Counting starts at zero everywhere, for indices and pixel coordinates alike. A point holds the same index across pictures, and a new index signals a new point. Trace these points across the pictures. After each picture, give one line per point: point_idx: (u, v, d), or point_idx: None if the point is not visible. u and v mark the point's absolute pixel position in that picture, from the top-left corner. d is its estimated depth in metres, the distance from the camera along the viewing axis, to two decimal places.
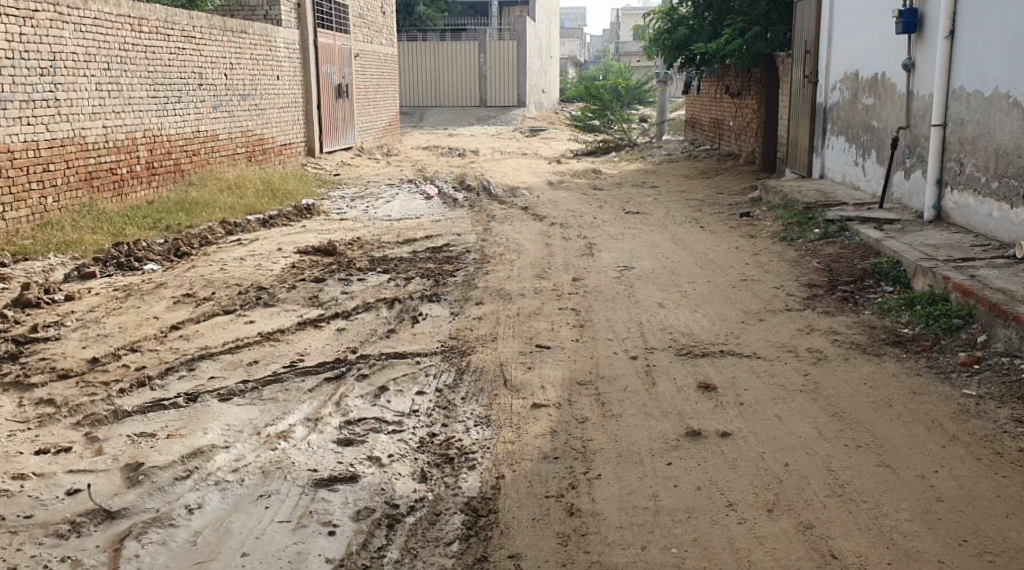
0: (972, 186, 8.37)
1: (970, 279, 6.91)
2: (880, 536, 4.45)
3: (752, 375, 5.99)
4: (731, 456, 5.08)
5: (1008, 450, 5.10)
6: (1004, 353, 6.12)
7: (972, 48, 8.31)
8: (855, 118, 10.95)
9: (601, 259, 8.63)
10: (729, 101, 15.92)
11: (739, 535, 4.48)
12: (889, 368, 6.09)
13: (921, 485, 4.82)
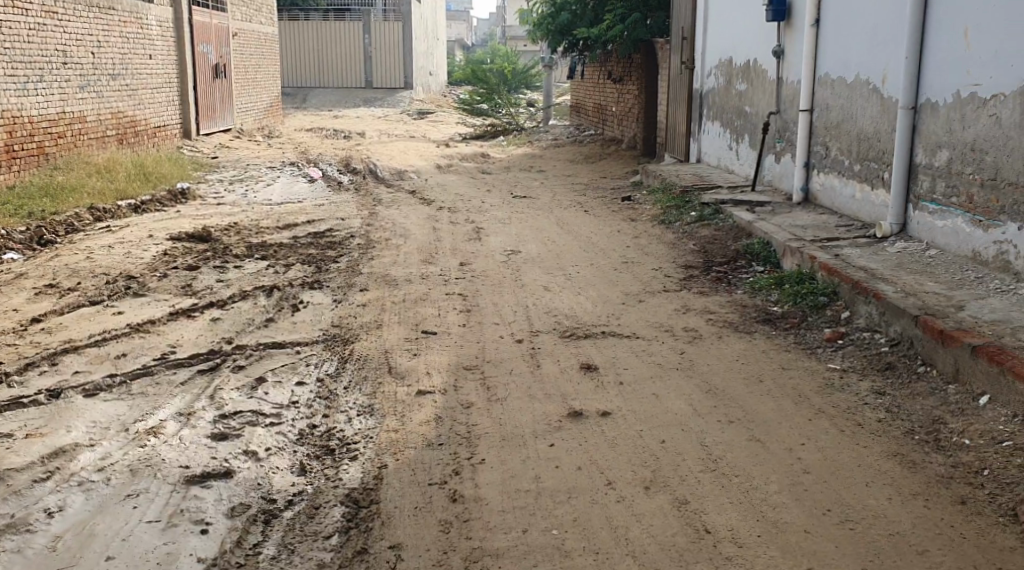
0: (836, 169, 8.59)
1: (834, 257, 7.07)
2: (752, 508, 4.49)
3: (632, 355, 6.01)
4: (611, 436, 5.07)
5: (868, 420, 5.22)
6: (866, 328, 6.28)
7: (836, 34, 8.51)
8: (729, 103, 11.13)
9: (488, 243, 8.54)
10: (612, 86, 16.02)
11: (617, 513, 4.47)
12: (759, 345, 6.18)
13: (789, 457, 4.89)
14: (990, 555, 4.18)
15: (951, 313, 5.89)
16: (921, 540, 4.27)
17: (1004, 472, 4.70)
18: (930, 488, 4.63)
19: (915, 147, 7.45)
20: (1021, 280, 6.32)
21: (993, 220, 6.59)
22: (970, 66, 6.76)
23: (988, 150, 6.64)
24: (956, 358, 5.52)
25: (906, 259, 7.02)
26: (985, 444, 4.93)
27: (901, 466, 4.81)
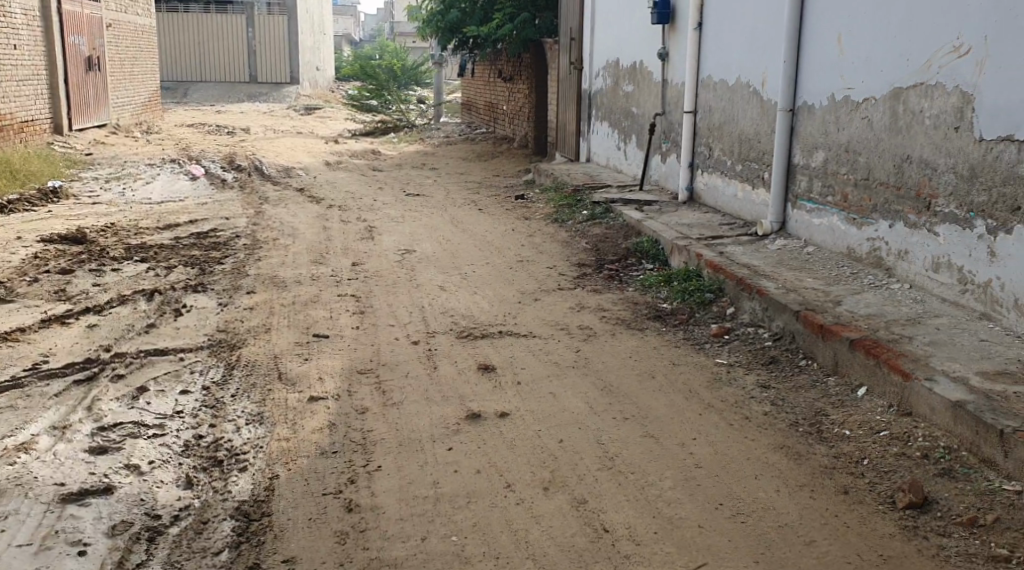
0: (719, 169, 8.66)
1: (719, 255, 7.12)
2: (647, 505, 4.43)
3: (528, 354, 5.91)
4: (509, 437, 4.96)
5: (755, 413, 5.22)
6: (750, 324, 6.31)
7: (718, 36, 8.57)
8: (616, 103, 11.16)
9: (381, 243, 8.33)
10: (502, 85, 15.97)
11: (516, 516, 4.35)
12: (651, 342, 6.14)
13: (682, 453, 4.85)
14: (872, 542, 4.19)
15: (830, 308, 5.95)
16: (808, 531, 4.26)
17: (883, 461, 4.73)
18: (815, 478, 4.63)
19: (792, 148, 7.54)
20: (892, 275, 6.45)
21: (866, 219, 6.73)
22: (844, 71, 6.88)
23: (862, 152, 6.76)
24: (835, 351, 5.57)
25: (787, 256, 7.11)
26: (863, 434, 4.95)
27: (787, 457, 4.80)
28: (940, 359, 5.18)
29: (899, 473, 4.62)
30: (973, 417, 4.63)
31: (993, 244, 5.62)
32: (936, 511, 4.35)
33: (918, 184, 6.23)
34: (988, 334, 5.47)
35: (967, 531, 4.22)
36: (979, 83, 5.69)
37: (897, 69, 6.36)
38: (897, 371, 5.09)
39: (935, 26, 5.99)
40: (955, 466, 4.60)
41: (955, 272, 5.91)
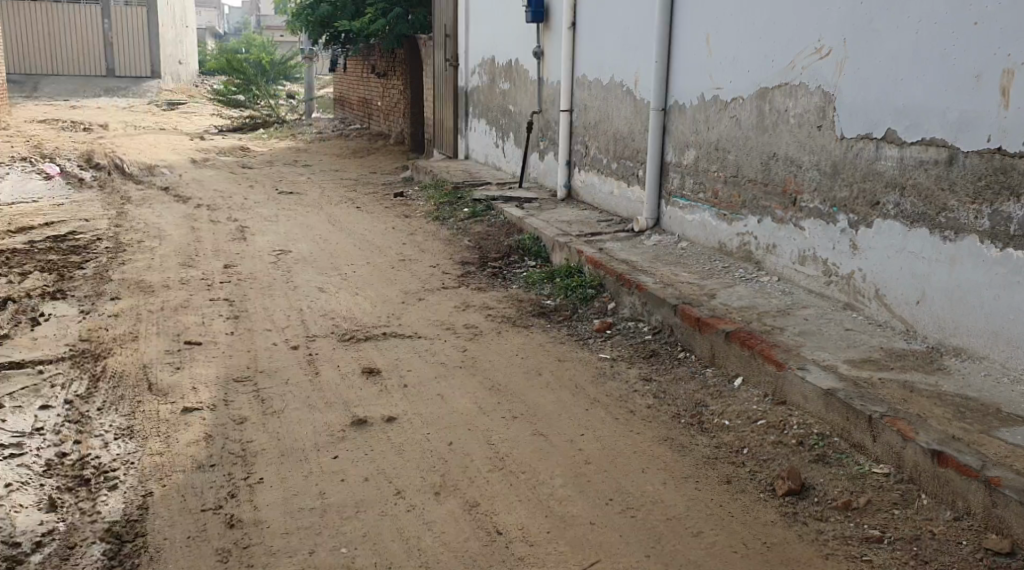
0: (595, 166, 8.62)
1: (599, 251, 7.01)
2: (539, 505, 4.26)
3: (415, 356, 5.70)
4: (397, 442, 4.73)
5: (639, 407, 5.06)
6: (630, 318, 6.18)
7: (591, 35, 8.51)
8: (493, 102, 11.06)
9: (255, 243, 7.99)
10: (376, 81, 15.69)
11: (407, 523, 4.14)
12: (536, 339, 5.97)
13: (571, 449, 4.68)
14: (755, 530, 4.06)
15: (705, 301, 5.84)
16: (695, 522, 4.12)
17: (761, 449, 4.58)
18: (699, 469, 4.48)
19: (665, 146, 7.47)
20: (762, 269, 6.40)
21: (736, 214, 6.67)
22: (712, 71, 6.81)
23: (731, 149, 6.68)
24: (711, 344, 5.42)
25: (661, 251, 7.06)
26: (742, 424, 4.80)
27: (671, 449, 4.65)
28: (810, 348, 5.08)
29: (777, 461, 4.48)
30: (843, 404, 4.50)
31: (855, 237, 5.56)
32: (813, 496, 4.23)
33: (784, 180, 6.14)
34: (854, 323, 5.41)
35: (843, 515, 4.10)
36: (840, 83, 5.61)
37: (762, 69, 6.28)
38: (771, 361, 4.95)
39: (797, 26, 5.92)
40: (828, 451, 4.46)
41: (820, 264, 5.86)
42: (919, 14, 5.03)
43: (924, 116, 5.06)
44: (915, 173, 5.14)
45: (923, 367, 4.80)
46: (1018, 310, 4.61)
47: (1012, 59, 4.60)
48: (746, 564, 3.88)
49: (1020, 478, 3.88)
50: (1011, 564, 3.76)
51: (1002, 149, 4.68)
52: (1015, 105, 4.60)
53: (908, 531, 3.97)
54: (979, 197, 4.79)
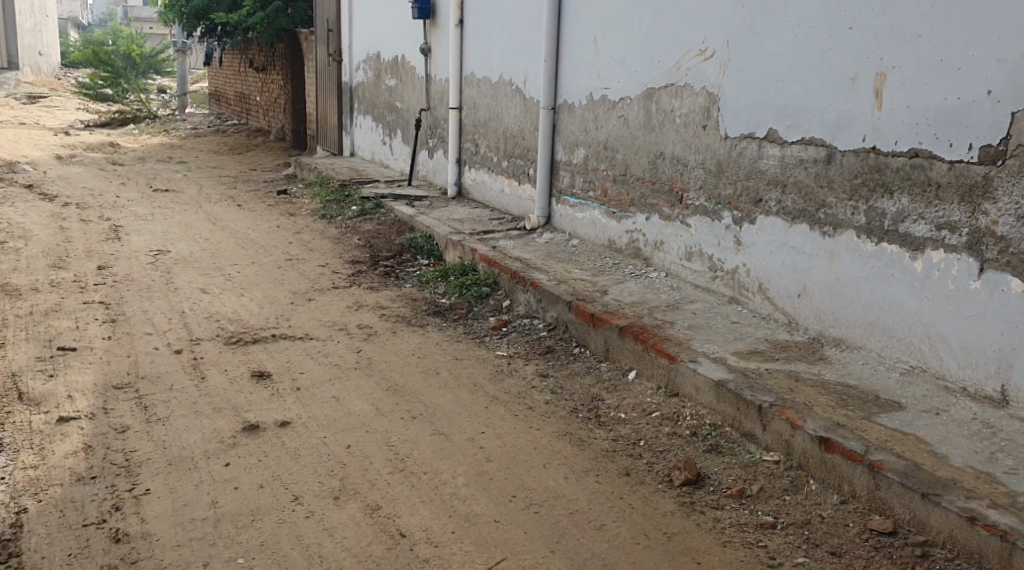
0: (485, 165, 8.63)
1: (492, 249, 7.01)
2: (442, 505, 4.15)
3: (307, 358, 5.58)
4: (291, 447, 4.59)
5: (538, 403, 5.03)
6: (525, 315, 6.19)
7: (479, 32, 8.52)
8: (377, 98, 10.96)
9: (130, 243, 7.73)
10: (254, 75, 15.41)
11: (307, 530, 4.01)
12: (432, 338, 5.93)
13: (472, 447, 4.60)
14: (656, 521, 3.99)
15: (599, 297, 5.89)
16: (598, 515, 4.05)
17: (657, 441, 4.58)
18: (598, 462, 4.43)
19: (555, 145, 7.51)
20: (651, 265, 6.51)
21: (624, 212, 6.76)
22: (600, 71, 6.89)
23: (619, 149, 6.76)
24: (605, 339, 5.47)
25: (552, 249, 7.11)
26: (637, 416, 4.82)
27: (569, 444, 4.60)
28: (701, 341, 5.16)
29: (673, 451, 4.48)
30: (733, 394, 4.53)
31: (739, 234, 5.70)
32: (709, 485, 4.20)
33: (671, 179, 6.26)
34: (739, 316, 5.55)
35: (737, 502, 4.07)
36: (724, 85, 5.75)
37: (649, 68, 6.38)
38: (664, 355, 5.00)
39: (683, 28, 6.03)
40: (720, 441, 4.49)
41: (705, 260, 6.00)
42: (799, 18, 5.16)
43: (804, 116, 5.19)
44: (795, 171, 5.27)
45: (805, 358, 4.91)
46: (892, 302, 4.73)
47: (885, 63, 4.71)
48: (649, 555, 3.81)
49: (901, 461, 3.87)
50: (895, 542, 3.72)
51: (876, 148, 4.79)
52: (887, 107, 4.71)
53: (799, 515, 3.95)
54: (855, 195, 4.90)
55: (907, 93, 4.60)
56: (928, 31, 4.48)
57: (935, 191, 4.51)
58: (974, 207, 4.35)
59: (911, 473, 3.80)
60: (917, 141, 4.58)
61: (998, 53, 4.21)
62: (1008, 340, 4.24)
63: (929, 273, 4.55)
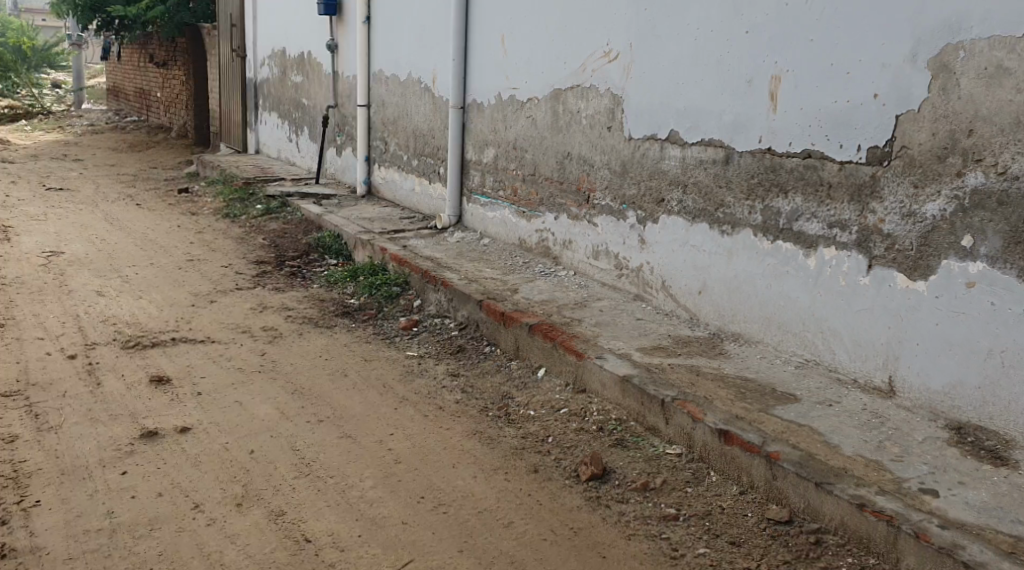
0: (395, 163, 8.64)
1: (402, 248, 7.04)
2: (349, 508, 4.14)
3: (209, 361, 5.53)
4: (192, 453, 4.53)
5: (447, 403, 5.07)
6: (436, 315, 6.22)
7: (387, 30, 8.51)
8: (284, 95, 10.87)
9: (23, 245, 7.55)
10: (154, 70, 15.12)
11: (208, 538, 3.96)
12: (340, 339, 5.93)
13: (380, 449, 4.60)
14: (563, 517, 4.07)
15: (508, 296, 5.96)
16: (506, 513, 4.10)
17: (565, 437, 4.66)
18: (506, 460, 4.48)
19: (465, 144, 7.56)
20: (560, 263, 6.60)
21: (534, 211, 6.84)
22: (508, 71, 6.96)
23: (527, 148, 6.84)
24: (515, 337, 5.54)
25: (463, 248, 7.16)
26: (546, 413, 4.90)
27: (478, 443, 4.65)
28: (608, 338, 5.27)
29: (580, 447, 4.56)
30: (638, 389, 4.64)
31: (644, 233, 5.82)
32: (614, 480, 4.29)
33: (578, 178, 6.35)
34: (644, 313, 5.67)
35: (641, 496, 4.17)
36: (627, 86, 5.86)
37: (556, 69, 6.47)
38: (572, 352, 5.09)
39: (588, 29, 6.13)
40: (625, 436, 4.59)
41: (612, 258, 6.11)
42: (698, 21, 5.29)
43: (704, 117, 5.33)
44: (696, 172, 5.40)
45: (707, 353, 5.04)
46: (788, 297, 4.89)
47: (779, 67, 4.86)
48: (556, 551, 3.87)
49: (797, 452, 4.01)
50: (790, 531, 3.86)
51: (771, 149, 4.94)
52: (782, 110, 4.86)
53: (700, 506, 4.06)
54: (752, 194, 5.05)
55: (800, 96, 4.76)
56: (819, 36, 4.64)
57: (827, 191, 4.67)
58: (862, 206, 4.52)
59: (806, 463, 3.94)
60: (809, 142, 4.73)
61: (882, 58, 4.37)
62: (895, 334, 4.42)
63: (822, 269, 4.71)
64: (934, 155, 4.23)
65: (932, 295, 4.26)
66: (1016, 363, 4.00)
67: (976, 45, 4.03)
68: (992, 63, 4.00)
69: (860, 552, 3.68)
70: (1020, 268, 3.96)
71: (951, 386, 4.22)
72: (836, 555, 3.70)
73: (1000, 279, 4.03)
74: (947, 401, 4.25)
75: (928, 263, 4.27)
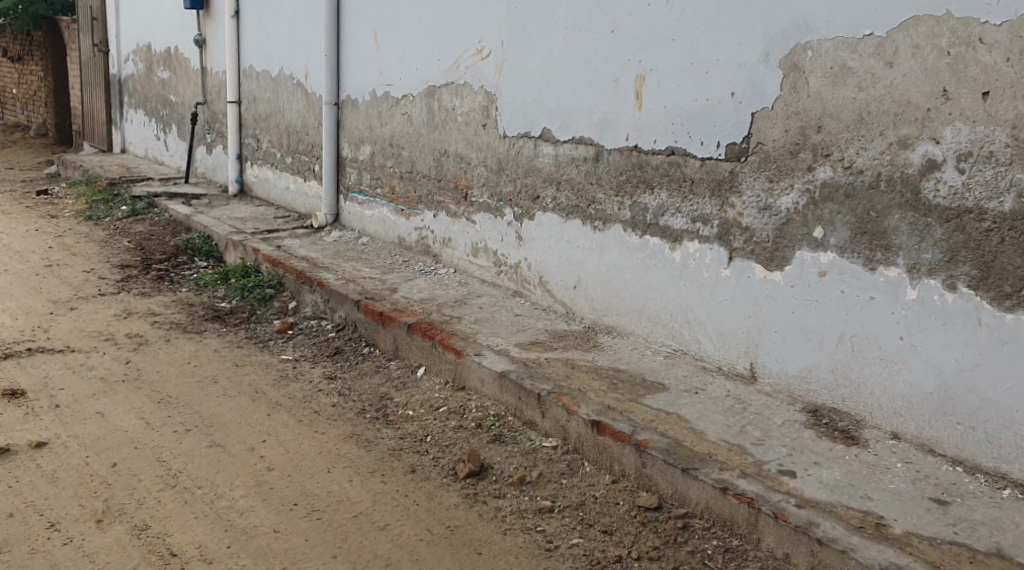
0: (269, 162, 8.54)
1: (276, 249, 6.97)
2: (217, 519, 4.05)
3: (68, 371, 5.38)
4: (49, 470, 4.37)
5: (323, 406, 5.06)
6: (312, 317, 6.19)
7: (257, 27, 8.39)
8: (150, 91, 10.60)
9: None
10: (10, 66, 14.55)
11: (65, 557, 3.80)
12: (210, 344, 5.85)
13: (252, 457, 4.54)
14: (439, 516, 4.10)
15: (386, 296, 5.97)
16: (382, 516, 4.10)
17: (443, 436, 4.71)
18: (383, 462, 4.50)
19: (341, 142, 7.53)
20: (440, 262, 6.64)
21: (412, 209, 6.86)
22: (382, 68, 6.96)
23: (404, 146, 6.85)
24: (393, 337, 5.56)
25: (340, 248, 7.13)
26: (424, 412, 4.94)
27: (355, 445, 4.65)
28: (486, 335, 5.33)
29: (459, 445, 4.61)
30: (514, 385, 4.72)
31: (520, 230, 5.90)
32: (491, 475, 4.36)
33: (455, 176, 6.40)
34: (522, 309, 5.76)
35: (518, 490, 4.25)
36: (500, 84, 5.94)
37: (429, 67, 6.50)
38: (450, 350, 5.14)
39: (460, 27, 6.19)
40: (503, 431, 4.66)
41: (490, 255, 6.18)
42: (566, 20, 5.40)
43: (573, 115, 5.43)
44: (568, 169, 5.51)
45: (581, 346, 5.16)
46: (656, 290, 5.04)
47: (643, 66, 5.00)
48: (432, 550, 3.89)
49: (664, 439, 4.15)
50: (659, 516, 3.98)
51: (638, 147, 5.07)
52: (646, 108, 5.00)
53: (574, 498, 4.16)
54: (621, 191, 5.18)
55: (664, 95, 4.91)
56: (680, 36, 4.79)
57: (690, 186, 4.82)
58: (723, 201, 4.69)
59: (673, 450, 4.08)
60: (673, 139, 4.88)
61: (738, 58, 4.53)
62: (755, 323, 4.60)
63: (687, 262, 4.87)
64: (786, 150, 4.41)
65: (788, 285, 4.45)
66: (864, 347, 4.21)
67: (823, 46, 4.21)
68: (836, 63, 4.18)
69: (725, 534, 3.83)
70: (866, 257, 4.17)
71: (807, 370, 4.42)
72: (702, 538, 3.84)
73: (848, 267, 4.23)
74: (803, 385, 4.45)
75: (784, 253, 4.46)
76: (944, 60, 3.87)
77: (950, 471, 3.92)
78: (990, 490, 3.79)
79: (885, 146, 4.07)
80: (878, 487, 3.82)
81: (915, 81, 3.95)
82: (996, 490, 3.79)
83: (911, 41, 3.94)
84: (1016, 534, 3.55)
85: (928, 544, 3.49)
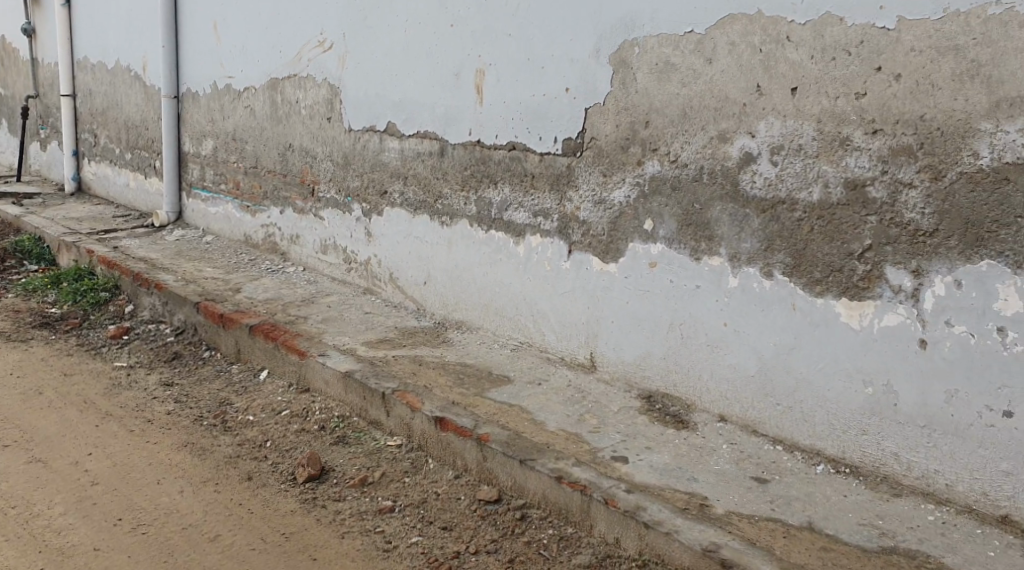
0: (107, 158, 8.25)
1: (112, 251, 6.74)
2: (32, 540, 3.89)
3: None
4: None
5: (158, 415, 4.93)
6: (149, 320, 6.02)
7: (90, 17, 8.08)
8: None
9: None
10: None
11: None
12: (37, 353, 5.62)
13: (75, 472, 4.38)
14: (273, 523, 4.05)
15: (228, 296, 5.85)
16: (213, 526, 4.02)
17: (284, 440, 4.66)
18: (218, 471, 4.42)
19: (181, 138, 7.33)
20: (288, 259, 6.55)
21: (258, 206, 6.74)
22: (223, 60, 6.80)
23: (247, 141, 6.72)
24: (236, 339, 5.46)
25: (182, 247, 6.95)
26: (266, 416, 4.87)
27: (190, 454, 4.56)
28: (332, 334, 5.29)
29: (299, 449, 4.57)
30: (359, 385, 4.70)
31: (368, 226, 5.87)
32: (331, 478, 4.34)
33: (301, 171, 6.31)
34: (371, 306, 5.74)
35: (358, 491, 4.24)
36: (343, 77, 5.89)
37: (270, 60, 6.39)
38: (293, 351, 5.08)
39: (300, 18, 6.10)
40: (347, 432, 4.64)
41: (339, 252, 6.13)
42: (406, 13, 5.39)
43: (416, 109, 5.44)
44: (414, 164, 5.50)
45: (429, 342, 5.18)
46: (501, 283, 5.11)
47: (483, 60, 5.04)
48: (264, 559, 3.84)
49: (505, 432, 4.22)
50: (498, 509, 4.04)
51: (480, 141, 5.11)
52: (487, 103, 5.04)
53: (416, 496, 4.18)
54: (465, 185, 5.22)
55: (503, 89, 4.96)
56: (516, 31, 4.84)
57: (530, 181, 4.89)
58: (561, 195, 4.77)
59: (511, 442, 4.15)
60: (512, 135, 4.94)
61: (571, 53, 4.62)
62: (593, 313, 4.71)
63: (529, 256, 4.95)
64: (617, 145, 4.52)
65: (622, 276, 4.57)
66: (692, 335, 4.37)
67: (649, 42, 4.33)
68: (661, 59, 4.31)
69: (560, 523, 3.91)
70: (692, 248, 4.32)
71: (641, 358, 4.56)
72: (538, 529, 3.91)
73: (676, 259, 4.37)
74: (638, 371, 4.58)
75: (618, 246, 4.58)
76: (757, 57, 4.03)
77: (771, 450, 4.12)
78: (806, 467, 4.01)
79: (707, 140, 4.22)
80: (704, 469, 3.98)
81: (732, 78, 4.11)
82: (811, 466, 4.01)
83: (727, 38, 4.10)
84: (827, 507, 3.75)
85: (746, 521, 3.66)
